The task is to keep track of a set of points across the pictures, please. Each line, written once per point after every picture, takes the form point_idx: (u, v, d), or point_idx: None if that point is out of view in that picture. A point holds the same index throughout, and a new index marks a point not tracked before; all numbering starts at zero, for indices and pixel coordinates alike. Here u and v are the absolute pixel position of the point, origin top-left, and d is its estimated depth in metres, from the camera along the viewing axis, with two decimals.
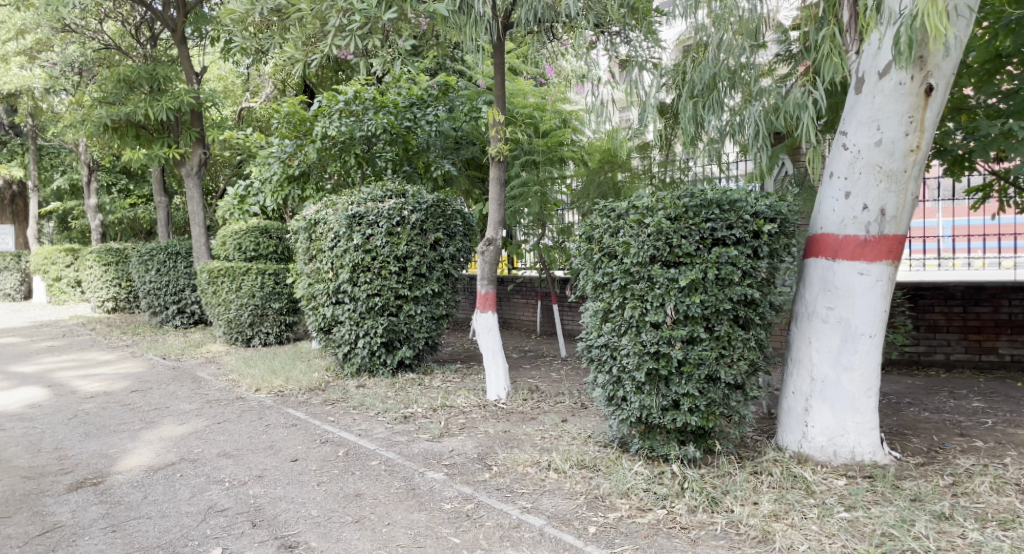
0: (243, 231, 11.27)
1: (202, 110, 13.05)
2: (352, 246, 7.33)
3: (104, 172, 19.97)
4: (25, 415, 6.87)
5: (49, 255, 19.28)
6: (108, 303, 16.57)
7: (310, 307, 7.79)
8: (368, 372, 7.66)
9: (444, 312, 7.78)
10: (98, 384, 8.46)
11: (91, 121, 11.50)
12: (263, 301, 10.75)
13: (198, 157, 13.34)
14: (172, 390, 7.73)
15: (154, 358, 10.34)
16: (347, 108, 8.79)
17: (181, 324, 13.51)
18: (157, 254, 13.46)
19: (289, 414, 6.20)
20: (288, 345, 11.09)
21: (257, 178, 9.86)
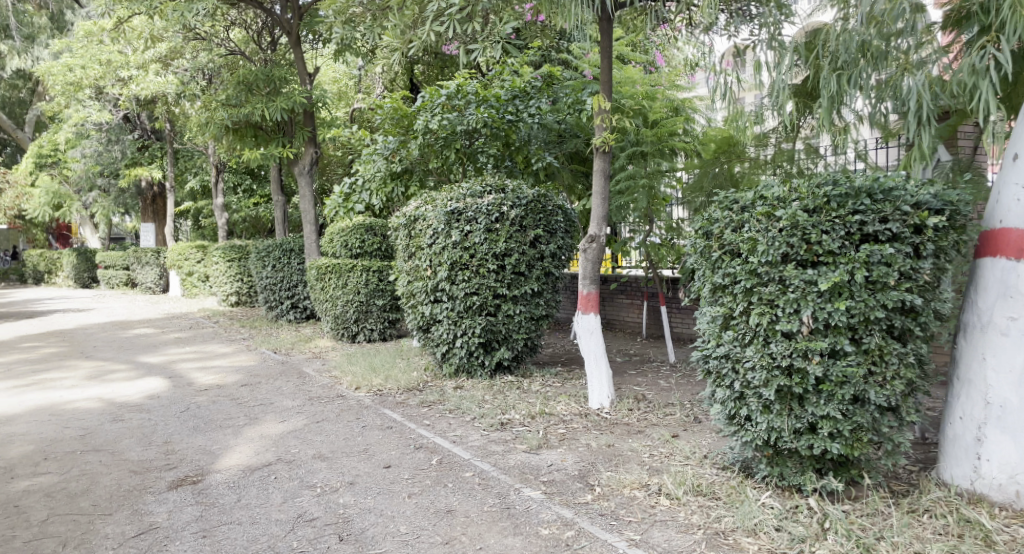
0: (349, 229, 11.43)
1: (315, 110, 13.36)
2: (450, 243, 7.12)
3: (231, 173, 21.17)
4: (145, 406, 7.15)
5: (182, 251, 20.68)
6: (232, 297, 17.48)
7: (409, 306, 7.66)
8: (467, 373, 7.45)
9: (544, 312, 7.43)
10: (213, 377, 8.76)
11: (214, 123, 12.12)
12: (368, 297, 10.83)
13: (311, 157, 13.51)
14: (278, 385, 7.84)
15: (266, 352, 10.65)
16: (449, 103, 8.63)
17: (294, 318, 13.96)
18: (273, 251, 13.96)
19: (386, 415, 6.06)
20: (392, 342, 11.13)
21: (360, 177, 9.87)
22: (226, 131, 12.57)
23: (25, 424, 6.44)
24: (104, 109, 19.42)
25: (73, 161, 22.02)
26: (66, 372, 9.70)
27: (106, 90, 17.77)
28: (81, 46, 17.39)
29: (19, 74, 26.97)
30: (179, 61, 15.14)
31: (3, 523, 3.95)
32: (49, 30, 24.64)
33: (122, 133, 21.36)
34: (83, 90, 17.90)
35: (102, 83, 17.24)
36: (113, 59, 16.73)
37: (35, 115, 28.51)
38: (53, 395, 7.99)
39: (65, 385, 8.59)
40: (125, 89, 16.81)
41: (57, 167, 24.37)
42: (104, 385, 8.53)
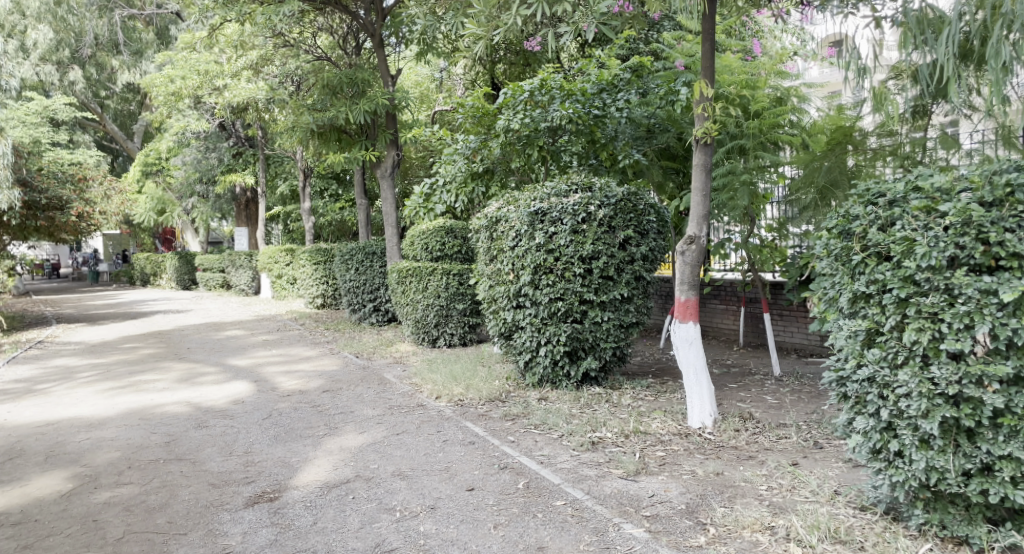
0: (429, 231, 11.23)
1: (397, 112, 13.22)
2: (534, 246, 6.72)
3: (319, 178, 21.68)
4: (229, 411, 7.10)
5: (273, 254, 21.28)
6: (318, 299, 17.77)
7: (490, 311, 7.32)
8: (551, 384, 7.01)
9: (635, 320, 6.88)
10: (296, 381, 8.70)
11: (300, 127, 12.25)
12: (448, 301, 10.62)
13: (392, 159, 13.48)
14: (359, 392, 7.66)
15: (349, 356, 10.59)
16: (532, 99, 8.21)
17: (377, 321, 13.96)
18: (356, 254, 14.01)
19: (467, 429, 5.71)
20: (472, 347, 10.86)
21: (441, 177, 9.65)
22: (312, 135, 12.68)
23: (116, 428, 6.49)
24: (201, 118, 20.21)
25: (174, 169, 23.06)
26: (161, 373, 9.93)
27: (204, 99, 18.46)
28: (180, 58, 18.13)
29: (128, 88, 28.59)
30: (269, 67, 15.45)
31: (79, 539, 3.82)
32: (154, 44, 25.99)
33: (218, 141, 22.20)
34: (182, 99, 18.66)
35: (200, 92, 17.89)
36: (209, 68, 17.32)
37: (142, 126, 30.17)
38: (146, 397, 8.11)
39: (157, 388, 8.72)
40: (220, 97, 17.38)
41: (160, 175, 25.63)
42: (192, 388, 8.60)
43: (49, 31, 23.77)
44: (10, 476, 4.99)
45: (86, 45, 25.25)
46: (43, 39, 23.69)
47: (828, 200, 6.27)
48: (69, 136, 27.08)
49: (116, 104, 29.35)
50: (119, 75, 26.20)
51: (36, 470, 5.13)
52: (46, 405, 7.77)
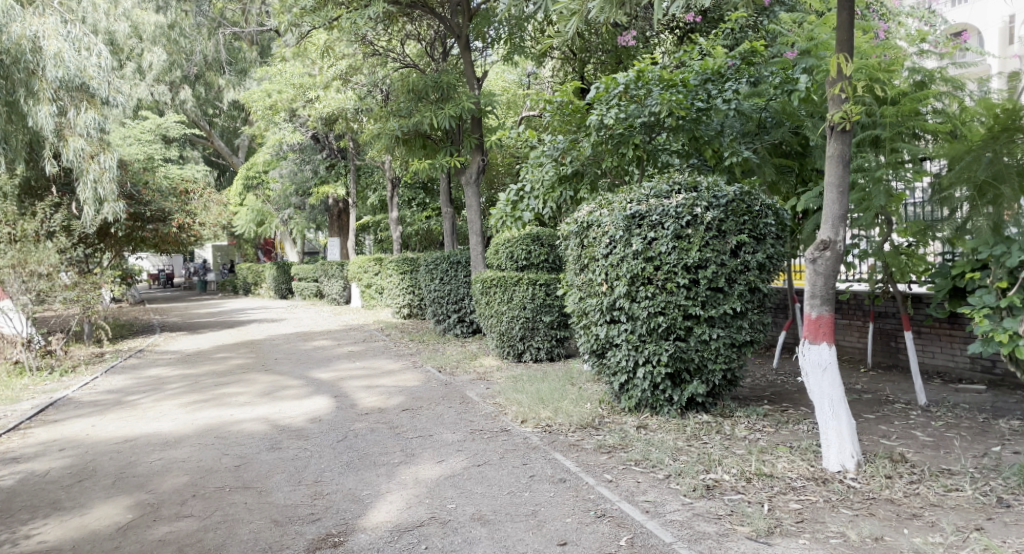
0: (515, 239, 10.59)
1: (483, 117, 12.84)
2: (630, 253, 5.98)
3: (406, 188, 21.31)
4: (305, 431, 6.71)
5: (362, 264, 21.37)
6: (404, 309, 17.56)
7: (580, 326, 6.63)
8: (650, 409, 6.23)
9: (748, 338, 5.99)
10: (377, 397, 8.25)
11: (385, 134, 12.11)
12: (534, 314, 10.00)
13: (478, 165, 12.99)
14: (440, 413, 7.11)
15: (432, 370, 10.11)
16: (628, 93, 7.46)
17: (462, 333, 13.50)
18: (440, 264, 13.76)
19: (557, 462, 5.01)
20: (561, 362, 10.17)
21: (525, 184, 9.07)
22: (396, 142, 12.46)
23: (189, 447, 6.21)
24: (296, 130, 20.53)
25: (272, 182, 23.71)
26: (245, 385, 9.72)
27: (298, 111, 18.71)
28: (276, 72, 18.45)
29: (233, 105, 29.82)
30: (359, 75, 15.32)
31: None
32: (256, 62, 26.89)
33: (313, 153, 22.78)
34: (278, 113, 19.01)
35: (294, 105, 18.12)
36: (302, 81, 17.45)
37: (245, 141, 31.35)
38: (226, 412, 7.88)
39: (239, 402, 8.51)
40: (312, 109, 17.48)
41: (259, 188, 26.41)
42: (273, 403, 8.34)
43: (162, 53, 25.03)
44: (74, 503, 4.73)
45: (195, 64, 26.43)
46: (157, 61, 24.97)
47: (987, 198, 5.16)
48: (180, 152, 28.41)
49: (223, 121, 30.64)
50: (225, 93, 27.27)
51: (100, 496, 4.85)
52: (131, 419, 7.66)
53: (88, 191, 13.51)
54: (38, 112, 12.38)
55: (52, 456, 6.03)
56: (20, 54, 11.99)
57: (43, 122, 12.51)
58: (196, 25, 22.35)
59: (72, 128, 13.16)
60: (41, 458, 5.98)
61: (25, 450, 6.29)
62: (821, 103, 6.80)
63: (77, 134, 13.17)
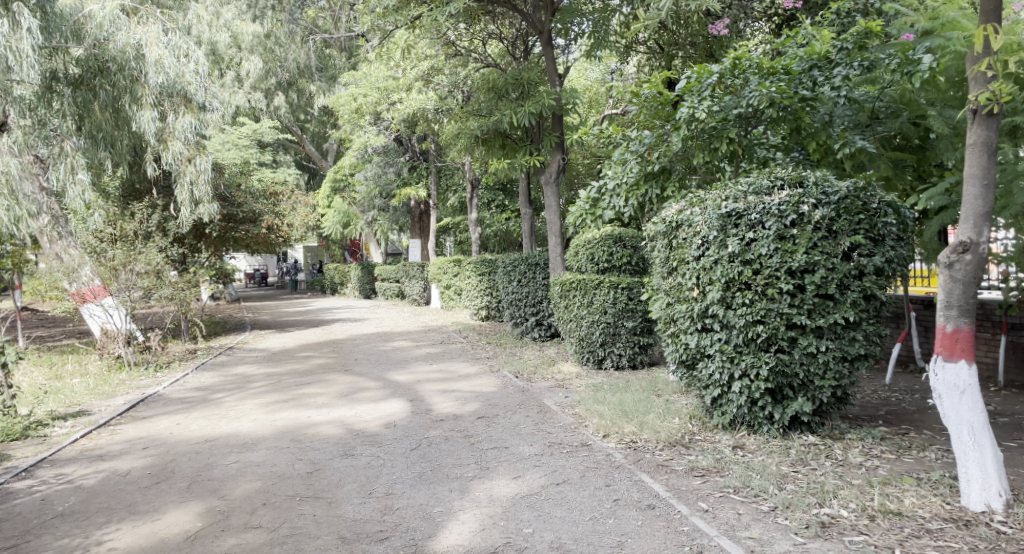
0: (594, 240, 10.09)
1: (564, 113, 12.24)
2: (725, 255, 5.45)
3: (485, 189, 21.47)
4: (379, 437, 6.51)
5: (442, 265, 21.38)
6: (482, 310, 17.35)
7: (667, 335, 6.13)
8: (747, 427, 5.66)
9: (863, 352, 5.33)
10: (453, 402, 8.00)
11: (465, 133, 11.93)
12: (615, 319, 9.53)
13: (558, 164, 12.57)
14: (517, 422, 6.77)
15: (509, 375, 9.80)
16: (723, 83, 6.92)
17: (540, 336, 13.16)
18: (519, 265, 13.47)
19: (643, 485, 4.55)
20: (643, 370, 9.66)
21: (600, 185, 8.53)
22: (476, 142, 12.27)
23: (265, 450, 6.11)
24: (378, 134, 20.69)
25: (357, 184, 24.19)
26: (324, 385, 9.64)
27: (382, 114, 18.86)
28: (362, 75, 18.71)
29: (323, 111, 30.72)
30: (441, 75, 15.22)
31: None
32: (344, 68, 27.49)
33: (395, 156, 22.93)
34: (363, 116, 19.28)
35: (378, 108, 18.24)
36: (386, 84, 17.46)
37: (333, 146, 32.24)
38: (304, 412, 7.80)
39: (318, 402, 8.45)
40: (395, 112, 17.59)
41: (345, 191, 27.00)
42: (350, 404, 8.22)
43: (258, 61, 26.03)
44: (148, 506, 4.67)
45: (289, 71, 27.29)
46: (254, 69, 25.97)
47: None
48: (273, 156, 29.43)
49: (313, 126, 31.55)
50: (315, 98, 28.05)
51: (174, 500, 4.78)
52: (212, 418, 7.69)
53: (186, 193, 13.94)
54: (140, 116, 13.04)
55: (134, 455, 6.06)
56: (126, 60, 12.83)
57: (145, 126, 13.09)
58: (289, 34, 23.10)
59: (171, 132, 13.63)
60: (124, 456, 6.01)
61: (111, 447, 6.36)
62: (946, 88, 6.32)
63: (175, 138, 13.61)
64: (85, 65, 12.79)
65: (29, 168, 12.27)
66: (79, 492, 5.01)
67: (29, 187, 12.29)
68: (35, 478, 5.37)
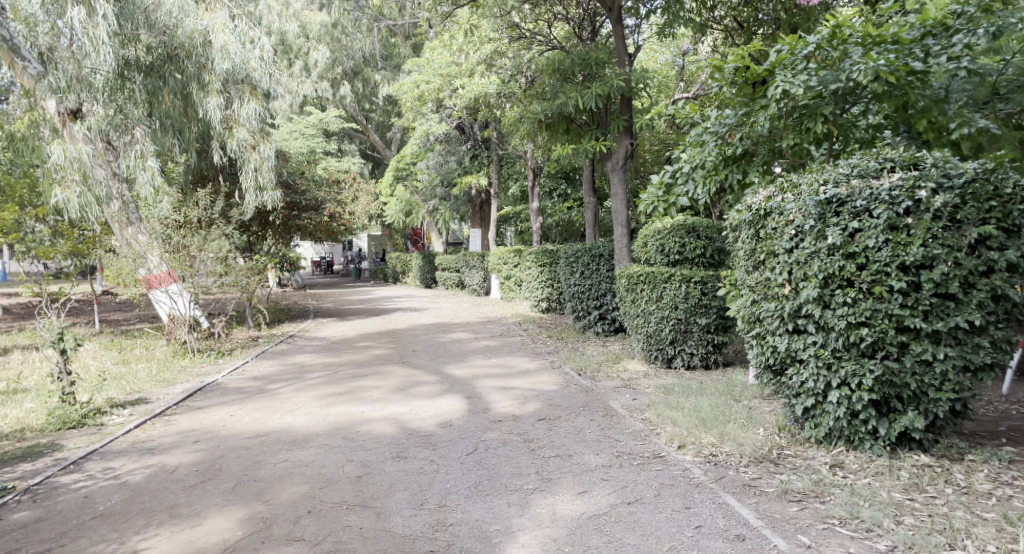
0: (665, 231, 9.43)
1: (633, 96, 11.61)
2: (825, 247, 4.83)
3: (547, 178, 20.98)
4: (433, 438, 6.12)
5: (502, 256, 20.96)
6: (542, 303, 16.87)
7: (751, 336, 5.50)
8: (846, 442, 5.01)
9: (990, 362, 4.57)
10: (512, 401, 7.53)
11: (528, 118, 11.36)
12: (686, 316, 8.91)
13: (625, 149, 11.96)
14: (582, 427, 6.25)
15: (571, 372, 9.28)
16: (819, 54, 6.19)
17: (603, 331, 12.59)
18: (582, 256, 12.86)
19: (729, 508, 3.99)
20: (717, 370, 9.03)
21: (676, 168, 7.77)
22: (539, 127, 11.69)
23: (316, 449, 5.79)
24: (441, 121, 20.91)
25: (419, 173, 24.16)
26: (380, 377, 9.31)
27: (444, 101, 18.48)
28: (425, 62, 18.39)
29: (388, 101, 30.73)
30: (505, 57, 14.67)
31: None
32: (409, 57, 27.31)
33: (458, 144, 23.02)
34: (426, 103, 18.94)
35: (441, 95, 17.84)
36: (449, 70, 16.97)
37: (397, 135, 32.26)
38: (359, 406, 7.47)
39: (373, 395, 8.12)
40: (457, 98, 17.22)
41: (408, 180, 26.86)
42: (405, 399, 7.87)
43: (326, 51, 26.14)
44: (190, 509, 4.39)
45: (355, 60, 27.31)
46: (321, 59, 26.09)
47: None
48: (338, 146, 29.63)
49: (378, 116, 31.61)
50: (380, 88, 27.99)
51: (217, 503, 4.49)
52: (268, 409, 7.44)
53: (250, 179, 13.89)
54: (207, 102, 13.15)
55: (185, 448, 5.81)
56: (193, 47, 12.90)
57: (210, 112, 13.20)
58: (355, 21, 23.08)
59: (237, 119, 13.71)
60: (175, 450, 5.77)
61: (162, 439, 6.15)
62: None
63: (240, 124, 13.67)
64: (156, 53, 12.96)
65: (101, 154, 12.58)
66: (124, 490, 4.78)
67: (101, 172, 12.50)
68: (83, 471, 5.16)
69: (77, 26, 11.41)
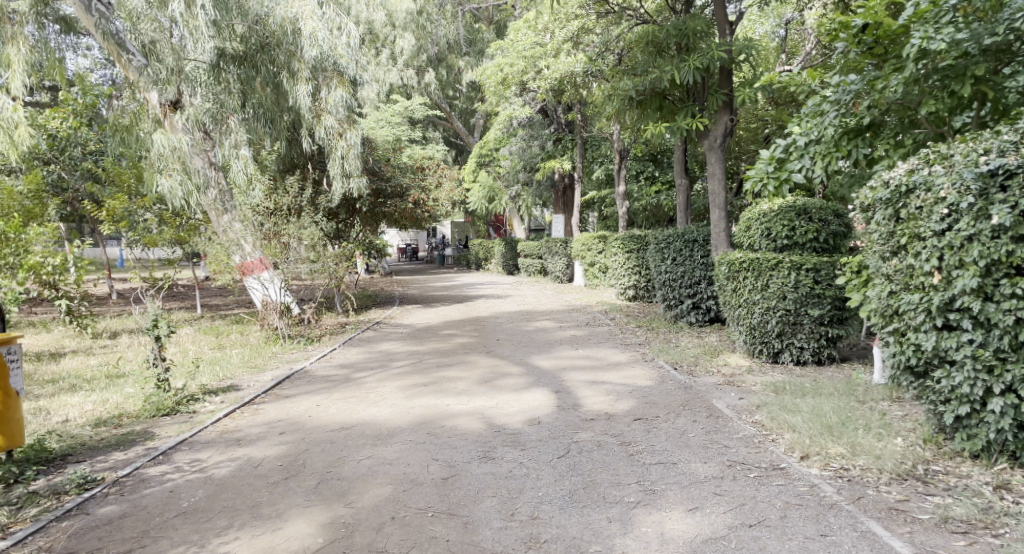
0: (772, 212, 8.69)
1: (733, 67, 10.87)
2: (987, 228, 4.13)
3: (635, 160, 20.04)
4: (521, 436, 5.72)
5: (586, 242, 20.36)
6: (629, 290, 16.19)
7: (888, 332, 4.84)
8: (1007, 457, 4.31)
9: None
10: (603, 397, 7.03)
11: (617, 95, 10.80)
12: (796, 307, 8.21)
13: (724, 126, 11.18)
14: (684, 430, 5.69)
15: (666, 365, 8.67)
16: (966, 6, 5.53)
17: (697, 321, 11.87)
18: (674, 242, 12.13)
19: (876, 539, 3.52)
20: (830, 366, 8.31)
21: (791, 141, 6.99)
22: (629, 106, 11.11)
23: (400, 446, 5.50)
24: (524, 105, 21.00)
25: (502, 159, 24.40)
26: (465, 367, 8.97)
27: (529, 84, 17.95)
28: (509, 44, 17.83)
29: (471, 86, 30.59)
30: (593, 34, 13.87)
31: None
32: (492, 41, 26.93)
33: (541, 128, 22.66)
34: (510, 87, 18.48)
35: (525, 77, 17.30)
36: (533, 51, 16.36)
37: (481, 121, 32.06)
38: (444, 398, 7.14)
39: (459, 386, 7.77)
40: (542, 80, 16.70)
41: (491, 165, 26.58)
42: (490, 392, 7.49)
43: (411, 38, 26.11)
44: (272, 510, 4.17)
45: (439, 46, 27.23)
46: (406, 46, 26.08)
47: None
48: (422, 133, 29.74)
49: (462, 103, 31.49)
50: (464, 74, 27.75)
51: (299, 504, 4.26)
52: (353, 399, 7.20)
53: (337, 167, 13.90)
54: (297, 91, 13.24)
55: (271, 439, 5.61)
56: (284, 35, 13.09)
57: (300, 100, 13.29)
58: None
59: (325, 107, 13.73)
60: (262, 441, 5.58)
61: (250, 429, 5.96)
62: None
63: (328, 112, 13.69)
64: (249, 42, 13.16)
65: (197, 143, 12.89)
66: (208, 485, 4.61)
67: (198, 162, 12.79)
68: (171, 463, 5.01)
69: (179, 20, 11.60)
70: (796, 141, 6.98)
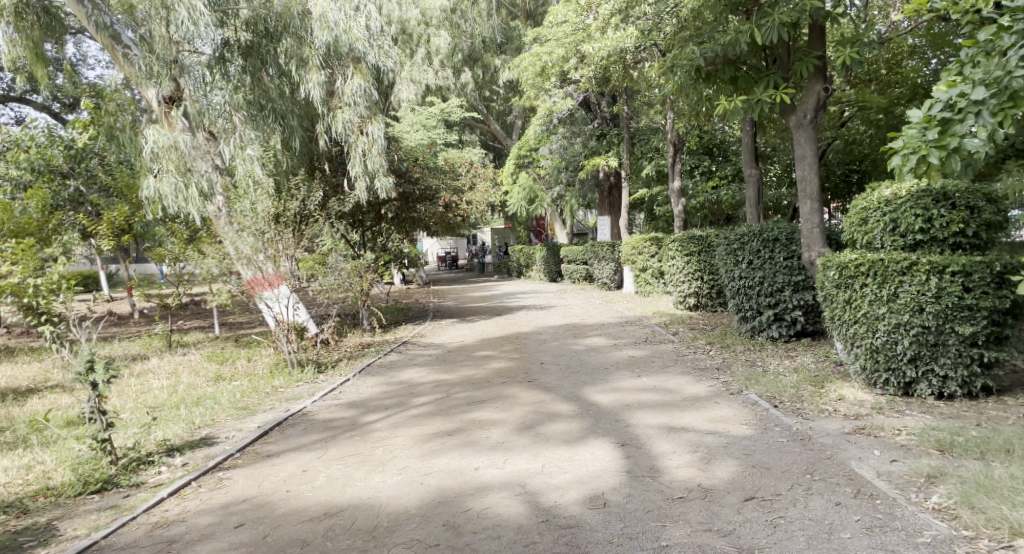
0: (899, 200, 6.75)
1: (827, 23, 8.90)
2: None
3: (688, 153, 18.15)
4: (581, 533, 3.88)
5: (636, 244, 18.21)
6: (690, 299, 14.13)
7: None
8: None
9: None
10: (690, 457, 5.10)
11: (681, 66, 8.94)
12: (938, 324, 6.18)
13: (816, 98, 9.19)
14: (827, 526, 3.77)
15: (760, 401, 6.66)
16: None
17: (781, 335, 9.79)
18: (749, 241, 10.05)
19: None
20: (987, 402, 6.24)
21: (956, 92, 4.67)
22: (695, 79, 9.16)
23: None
24: (566, 97, 19.21)
25: (541, 158, 22.60)
26: (501, 405, 7.11)
27: (571, 73, 16.06)
28: (546, 30, 15.97)
29: (510, 86, 28.85)
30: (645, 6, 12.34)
31: None
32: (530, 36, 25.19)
33: (584, 124, 21.23)
34: (549, 78, 16.60)
35: (566, 65, 15.41)
36: (575, 34, 14.52)
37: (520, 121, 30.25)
38: (471, 458, 5.31)
39: (491, 435, 5.93)
40: (586, 66, 14.86)
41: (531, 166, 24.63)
42: (532, 445, 5.61)
43: (446, 36, 24.62)
44: None
45: (474, 44, 25.62)
46: (442, 44, 24.51)
47: None
48: (459, 136, 28.13)
49: (500, 104, 29.80)
50: (501, 72, 26.02)
51: None
52: (353, 459, 5.41)
53: (358, 165, 12.18)
54: (308, 81, 11.52)
55: (218, 542, 3.92)
56: (291, 18, 11.43)
57: (312, 91, 11.59)
58: None
59: (341, 98, 12.09)
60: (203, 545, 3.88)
61: (198, 518, 4.26)
62: None
63: (345, 105, 12.05)
64: (254, 28, 11.58)
65: (202, 145, 11.33)
66: None
67: (202, 165, 11.19)
68: None
69: None
70: (966, 88, 4.61)
